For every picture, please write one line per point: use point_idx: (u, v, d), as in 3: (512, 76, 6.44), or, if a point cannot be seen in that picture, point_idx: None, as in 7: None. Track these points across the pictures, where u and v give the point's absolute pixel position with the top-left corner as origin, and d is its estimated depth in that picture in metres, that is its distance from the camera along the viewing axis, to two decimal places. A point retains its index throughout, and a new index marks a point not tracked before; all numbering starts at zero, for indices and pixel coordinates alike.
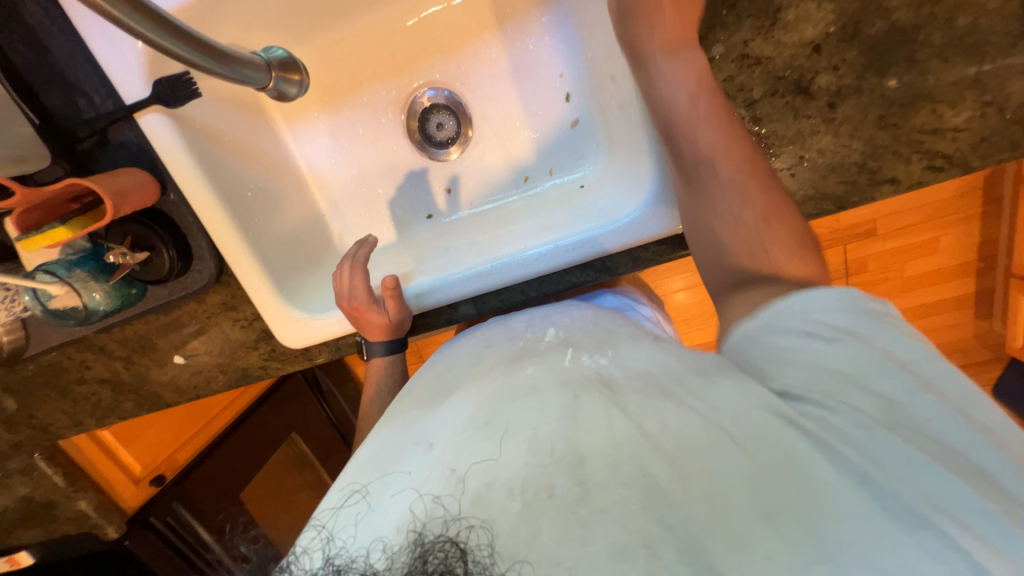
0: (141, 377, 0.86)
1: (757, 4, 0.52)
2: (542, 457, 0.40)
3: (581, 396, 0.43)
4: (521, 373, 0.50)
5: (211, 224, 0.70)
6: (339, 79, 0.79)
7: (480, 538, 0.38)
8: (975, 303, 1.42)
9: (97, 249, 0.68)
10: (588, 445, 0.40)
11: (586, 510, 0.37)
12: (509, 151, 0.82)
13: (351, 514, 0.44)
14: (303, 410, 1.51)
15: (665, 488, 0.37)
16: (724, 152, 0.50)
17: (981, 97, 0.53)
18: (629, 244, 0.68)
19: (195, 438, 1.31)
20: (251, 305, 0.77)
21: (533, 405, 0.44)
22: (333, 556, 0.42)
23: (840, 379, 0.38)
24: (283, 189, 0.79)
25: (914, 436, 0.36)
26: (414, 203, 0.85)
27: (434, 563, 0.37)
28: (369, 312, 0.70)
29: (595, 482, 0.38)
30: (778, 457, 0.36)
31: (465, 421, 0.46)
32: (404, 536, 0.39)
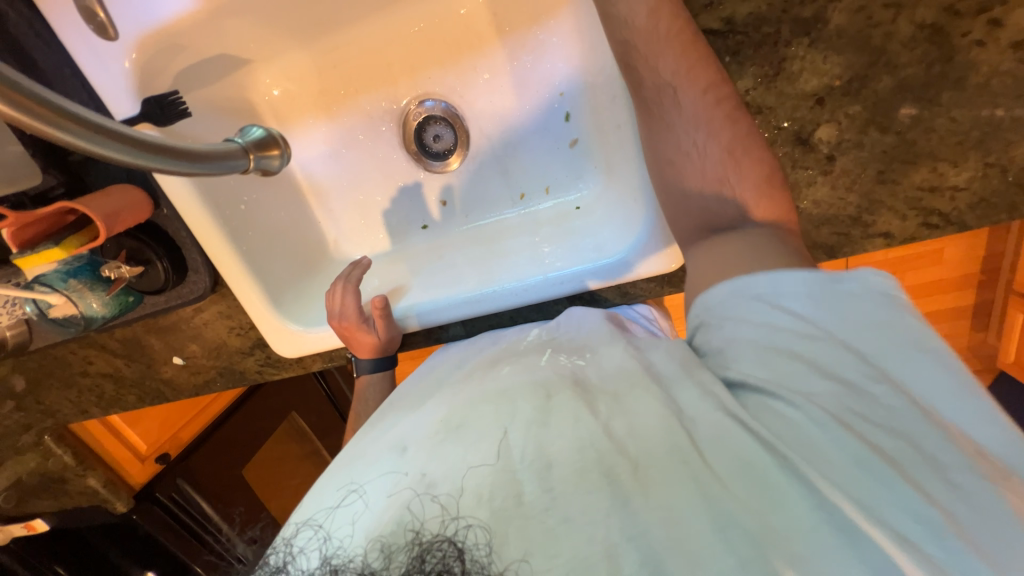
0: (143, 373, 0.89)
1: (761, 52, 0.50)
2: (511, 463, 0.40)
3: (553, 396, 0.44)
4: (495, 375, 0.51)
5: (206, 241, 0.71)
6: (332, 87, 0.77)
7: (478, 537, 0.37)
8: (972, 314, 1.43)
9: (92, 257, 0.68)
10: (559, 453, 0.40)
11: (555, 522, 0.37)
12: (506, 167, 0.80)
13: (348, 513, 0.43)
14: (302, 388, 1.53)
15: (628, 494, 0.37)
16: (684, 78, 0.49)
17: (985, 157, 0.51)
18: (619, 278, 0.69)
19: (196, 420, 1.34)
20: (247, 316, 0.78)
21: (503, 407, 0.44)
22: (330, 556, 0.41)
23: (801, 367, 0.37)
24: (277, 200, 0.79)
25: (885, 438, 0.34)
26: (409, 214, 0.84)
27: (432, 563, 0.37)
28: (358, 331, 0.72)
29: (563, 489, 0.38)
30: (750, 484, 0.35)
31: (437, 425, 0.46)
32: (402, 535, 0.39)
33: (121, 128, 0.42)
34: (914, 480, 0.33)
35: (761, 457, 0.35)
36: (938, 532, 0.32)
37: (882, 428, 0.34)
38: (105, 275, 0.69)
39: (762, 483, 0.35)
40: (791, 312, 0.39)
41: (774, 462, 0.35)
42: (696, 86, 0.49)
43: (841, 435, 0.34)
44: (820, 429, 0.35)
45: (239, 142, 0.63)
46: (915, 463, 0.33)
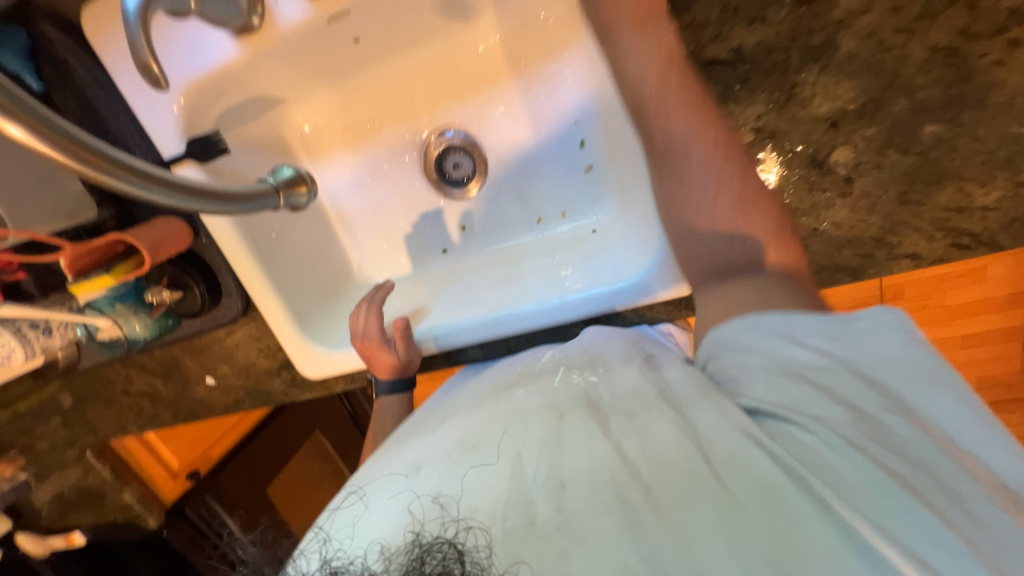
0: (177, 393, 0.93)
1: (772, 78, 0.51)
2: (523, 484, 0.40)
3: (566, 419, 0.43)
4: (511, 397, 0.49)
5: (241, 268, 0.75)
6: (358, 121, 0.81)
7: (477, 539, 0.39)
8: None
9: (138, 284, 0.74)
10: (573, 475, 0.39)
11: (564, 540, 0.36)
12: (523, 194, 0.83)
13: (348, 516, 0.46)
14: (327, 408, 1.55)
15: (639, 515, 0.36)
16: (696, 138, 0.47)
17: (1015, 177, 0.50)
18: (636, 302, 0.69)
19: (225, 437, 1.39)
20: (275, 338, 0.82)
21: (517, 429, 0.44)
22: (330, 558, 0.44)
23: (812, 381, 0.37)
24: (306, 228, 0.83)
25: (900, 463, 0.33)
26: (429, 239, 0.87)
27: (432, 563, 0.39)
28: (379, 352, 0.74)
29: (574, 510, 0.37)
30: (769, 508, 0.34)
31: (451, 444, 0.46)
32: (403, 538, 0.41)
33: (157, 170, 0.45)
34: (941, 508, 0.32)
35: (781, 479, 0.34)
36: (954, 552, 0.31)
37: (904, 445, 0.34)
38: (147, 300, 0.74)
39: (775, 504, 0.34)
40: (807, 345, 0.39)
41: (792, 484, 0.34)
42: (706, 144, 0.47)
43: (868, 463, 0.33)
44: (846, 451, 0.34)
45: (272, 182, 0.67)
46: (938, 483, 0.32)
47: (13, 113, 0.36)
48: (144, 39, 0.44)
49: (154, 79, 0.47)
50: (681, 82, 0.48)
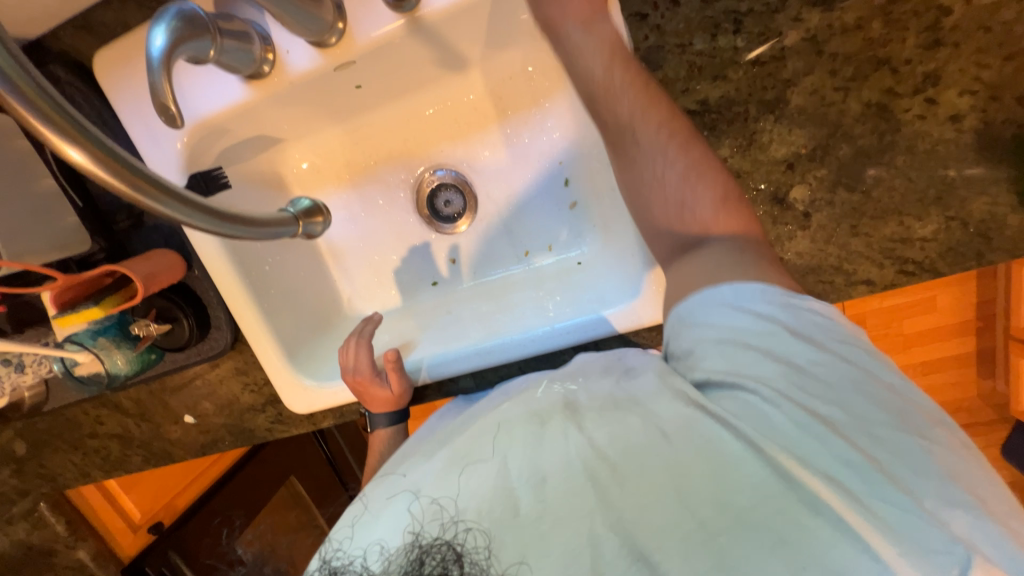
0: (151, 433, 0.89)
1: (735, 126, 0.58)
2: (509, 480, 0.47)
3: (546, 425, 0.50)
4: (499, 410, 0.54)
5: (233, 299, 0.75)
6: (355, 160, 0.85)
7: (477, 541, 0.46)
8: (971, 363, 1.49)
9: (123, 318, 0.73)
10: (551, 469, 0.47)
11: (546, 525, 0.45)
12: (512, 229, 0.87)
13: (351, 519, 0.54)
14: (302, 452, 1.48)
15: (608, 491, 0.45)
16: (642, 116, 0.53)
17: (945, 212, 0.57)
18: (622, 329, 0.72)
19: (193, 485, 1.32)
20: (262, 371, 0.80)
21: (504, 438, 0.50)
22: (333, 557, 0.52)
23: (758, 351, 0.44)
24: (298, 261, 0.84)
25: (828, 410, 0.42)
26: (420, 272, 0.90)
27: (432, 562, 0.46)
28: (372, 385, 0.73)
29: (554, 498, 0.46)
30: (734, 484, 0.42)
31: (445, 458, 0.52)
32: (403, 539, 0.48)
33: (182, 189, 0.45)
34: (858, 452, 0.40)
35: (729, 446, 0.42)
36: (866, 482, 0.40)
37: (822, 398, 0.42)
38: (132, 333, 0.73)
39: (720, 467, 0.42)
40: (752, 309, 0.45)
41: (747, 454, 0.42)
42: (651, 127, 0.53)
43: (795, 413, 0.41)
44: (775, 402, 0.42)
45: (292, 211, 0.77)
46: (847, 424, 0.41)
47: (75, 138, 0.37)
48: (166, 82, 0.47)
49: (169, 118, 0.49)
50: (625, 66, 0.54)
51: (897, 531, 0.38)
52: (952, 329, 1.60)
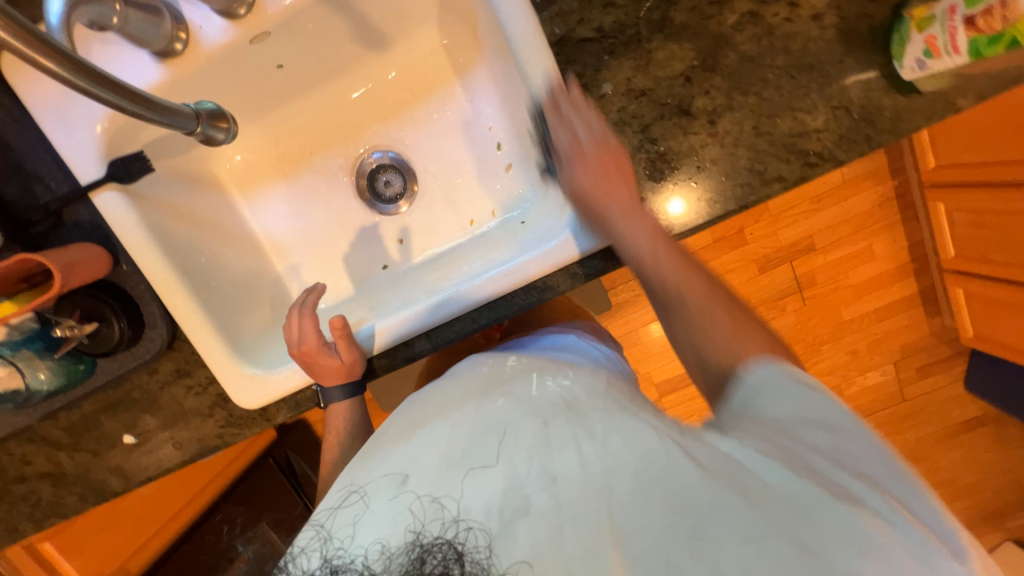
0: (86, 465, 0.81)
1: (630, 49, 0.63)
2: (517, 483, 0.44)
3: (551, 423, 0.48)
4: (493, 404, 0.52)
5: (165, 291, 0.71)
6: (291, 151, 0.87)
7: (477, 540, 0.42)
8: (905, 307, 1.86)
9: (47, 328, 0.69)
10: (561, 468, 0.44)
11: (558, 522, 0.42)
12: (453, 201, 0.90)
13: (349, 514, 0.48)
14: (278, 501, 1.42)
15: (628, 499, 0.41)
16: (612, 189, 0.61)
17: (829, 103, 0.63)
18: (566, 261, 0.70)
19: (143, 549, 1.25)
20: (206, 369, 0.76)
21: (507, 436, 0.48)
22: (330, 556, 0.46)
23: (823, 457, 0.42)
24: (238, 256, 0.83)
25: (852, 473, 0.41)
26: (370, 257, 0.91)
27: (432, 563, 0.42)
28: (320, 355, 0.70)
29: (566, 496, 0.43)
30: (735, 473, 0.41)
31: (444, 451, 0.49)
32: (403, 538, 0.44)
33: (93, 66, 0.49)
34: (833, 447, 0.43)
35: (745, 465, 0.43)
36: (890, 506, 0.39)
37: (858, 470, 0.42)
38: (55, 339, 0.67)
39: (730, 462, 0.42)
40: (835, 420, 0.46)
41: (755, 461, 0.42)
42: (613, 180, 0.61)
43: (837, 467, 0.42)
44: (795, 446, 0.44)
45: (194, 108, 0.68)
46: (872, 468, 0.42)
47: None
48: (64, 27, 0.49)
49: None
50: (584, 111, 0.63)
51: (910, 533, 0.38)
52: (892, 274, 1.83)
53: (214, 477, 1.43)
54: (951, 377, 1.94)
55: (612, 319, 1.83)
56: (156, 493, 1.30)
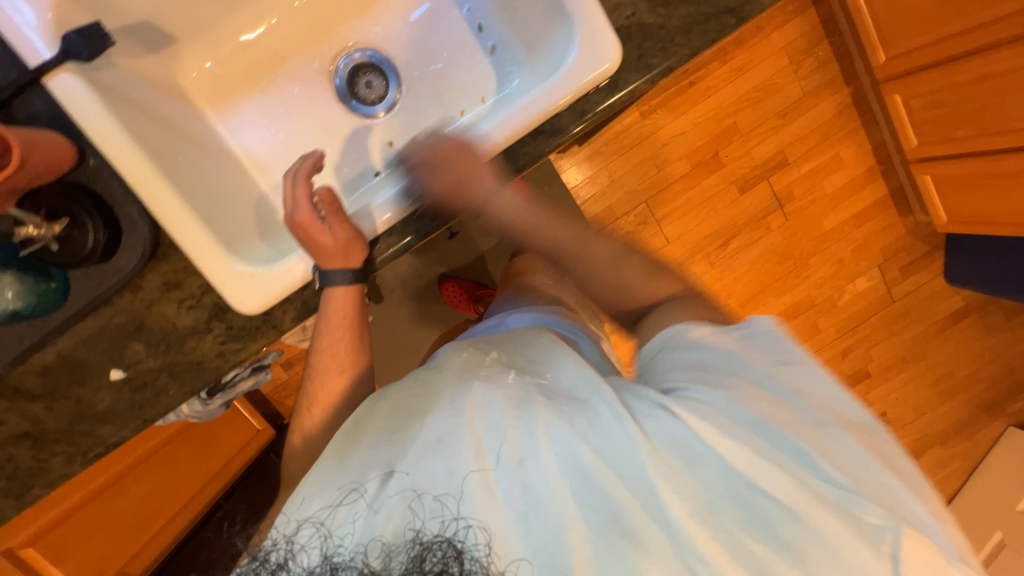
0: (70, 416, 0.72)
1: None
2: (502, 491, 0.43)
3: (527, 413, 0.46)
4: (466, 391, 0.48)
5: (141, 186, 0.64)
6: (263, 60, 0.83)
7: (477, 537, 0.40)
8: (879, 210, 1.92)
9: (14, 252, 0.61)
10: (527, 454, 0.44)
11: (541, 512, 0.42)
12: (441, 93, 0.86)
13: (349, 511, 0.43)
14: None
15: (607, 491, 0.44)
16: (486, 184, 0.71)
17: None
18: (569, 96, 0.66)
19: (150, 545, 1.18)
20: (197, 276, 0.69)
21: (485, 433, 0.45)
22: (330, 554, 0.39)
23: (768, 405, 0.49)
24: (216, 166, 0.77)
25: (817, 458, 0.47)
26: (359, 163, 0.86)
27: (432, 562, 0.37)
28: (314, 227, 0.64)
29: (543, 486, 0.43)
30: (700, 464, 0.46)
31: (421, 443, 0.45)
32: (402, 535, 0.40)
33: None
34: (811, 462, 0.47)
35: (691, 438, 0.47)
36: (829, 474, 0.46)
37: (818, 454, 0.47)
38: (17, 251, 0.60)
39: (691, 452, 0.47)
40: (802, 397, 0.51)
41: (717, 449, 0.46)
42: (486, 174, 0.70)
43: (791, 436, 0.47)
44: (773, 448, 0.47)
45: None
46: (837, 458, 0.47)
47: None
48: None
49: None
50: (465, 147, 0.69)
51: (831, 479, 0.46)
52: (862, 179, 1.89)
53: (217, 474, 1.32)
54: (933, 272, 1.99)
55: None
56: (156, 489, 1.20)
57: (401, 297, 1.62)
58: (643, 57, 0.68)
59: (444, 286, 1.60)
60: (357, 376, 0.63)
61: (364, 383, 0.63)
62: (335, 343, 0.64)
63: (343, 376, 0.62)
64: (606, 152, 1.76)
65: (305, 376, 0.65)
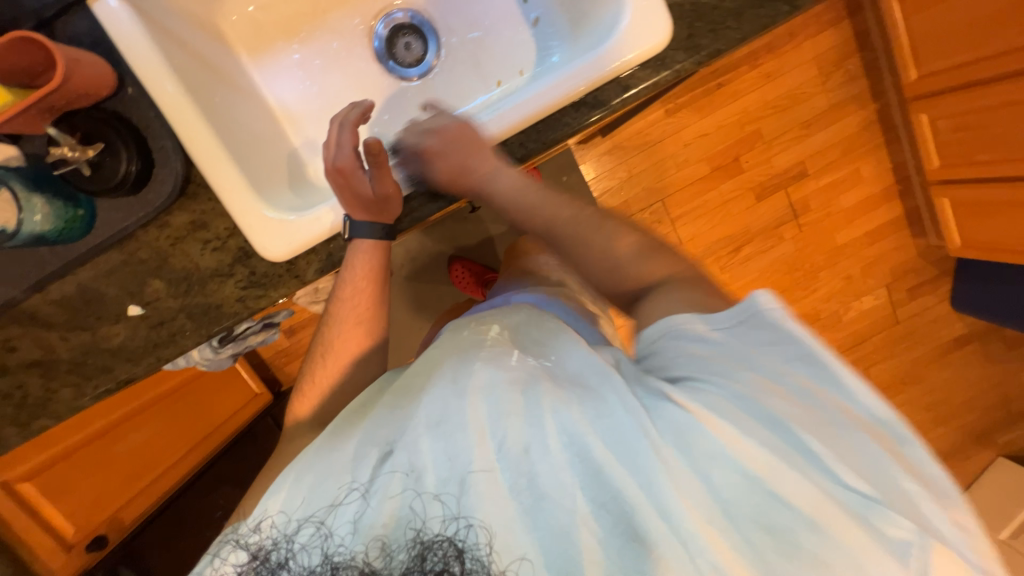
0: (84, 348, 0.71)
1: None
2: (493, 476, 0.42)
3: (529, 396, 0.45)
4: (468, 374, 0.47)
5: (177, 118, 0.64)
6: (303, 8, 0.81)
7: (478, 536, 0.40)
8: (892, 230, 1.91)
9: (48, 175, 0.61)
10: (536, 438, 0.43)
11: (529, 500, 0.41)
12: (479, 62, 0.86)
13: (349, 511, 0.43)
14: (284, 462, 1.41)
15: (601, 475, 0.42)
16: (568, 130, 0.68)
17: None
18: (614, 68, 0.66)
19: (142, 496, 1.17)
20: (225, 218, 0.68)
21: (473, 414, 0.44)
22: (331, 554, 0.40)
23: (793, 401, 0.44)
24: (250, 111, 0.76)
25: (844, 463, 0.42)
26: (392, 126, 0.85)
27: (434, 561, 0.38)
28: (355, 176, 0.63)
29: (542, 473, 0.42)
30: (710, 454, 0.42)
31: (418, 421, 0.45)
32: (403, 534, 0.40)
33: None
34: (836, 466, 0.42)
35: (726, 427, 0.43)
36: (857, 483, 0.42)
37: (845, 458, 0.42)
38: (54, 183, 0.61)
39: (701, 444, 0.42)
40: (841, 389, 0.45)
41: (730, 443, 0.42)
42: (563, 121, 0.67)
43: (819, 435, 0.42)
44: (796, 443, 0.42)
45: None
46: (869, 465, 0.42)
47: None
48: None
49: None
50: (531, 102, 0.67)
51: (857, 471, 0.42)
52: (879, 197, 1.88)
53: (208, 438, 1.30)
54: (941, 297, 1.97)
55: None
56: (154, 439, 1.18)
57: (410, 272, 1.61)
58: (693, 36, 0.67)
59: (454, 266, 1.59)
60: (372, 327, 0.66)
61: (376, 356, 0.66)
62: (356, 294, 0.65)
63: (359, 325, 0.65)
64: (627, 146, 1.74)
65: (320, 322, 0.67)
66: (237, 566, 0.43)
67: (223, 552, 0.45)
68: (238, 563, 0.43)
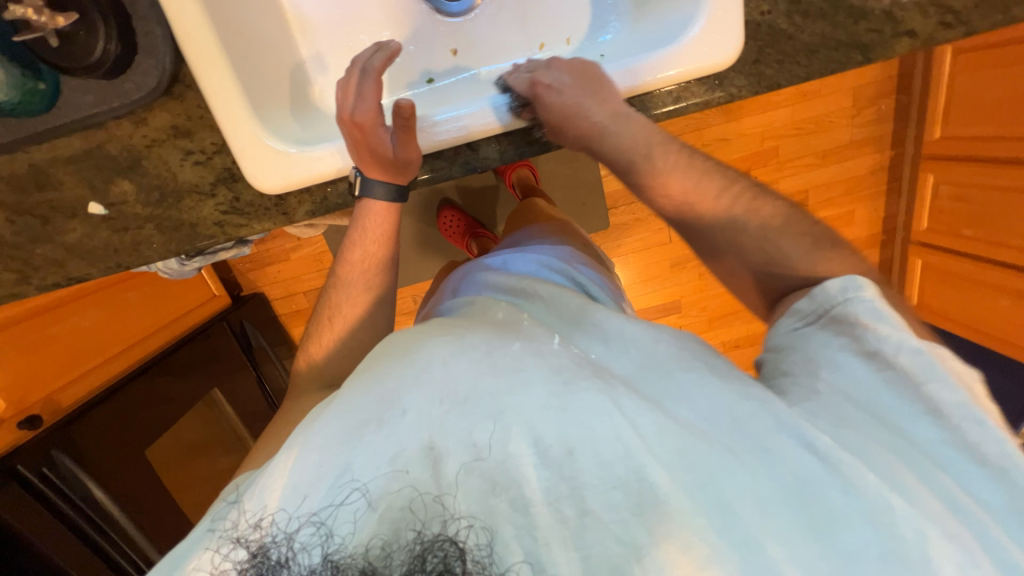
0: (31, 234, 0.64)
1: None
2: (535, 467, 0.38)
3: (572, 385, 0.42)
4: (505, 350, 0.46)
5: (174, 7, 0.56)
6: None
7: (479, 537, 0.36)
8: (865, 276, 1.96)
9: (5, 29, 0.51)
10: (581, 442, 0.39)
11: (575, 518, 0.37)
12: (527, 14, 0.77)
13: (350, 511, 0.37)
14: (233, 373, 1.41)
15: (659, 496, 0.38)
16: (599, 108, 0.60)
17: None
18: (668, 77, 0.62)
19: (82, 380, 1.10)
20: (214, 132, 0.62)
21: (516, 382, 0.42)
22: (331, 553, 0.36)
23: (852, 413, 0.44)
24: (259, 7, 0.66)
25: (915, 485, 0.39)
26: (415, 63, 0.76)
27: (433, 563, 0.34)
28: (372, 131, 0.58)
29: (581, 473, 0.38)
30: (780, 471, 0.40)
31: (440, 392, 0.42)
32: (400, 534, 0.36)
33: None
34: (904, 494, 0.39)
35: (800, 471, 0.39)
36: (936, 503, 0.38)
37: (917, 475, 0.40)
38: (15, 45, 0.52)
39: (763, 452, 0.41)
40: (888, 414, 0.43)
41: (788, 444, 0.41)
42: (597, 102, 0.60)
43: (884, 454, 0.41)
44: (864, 445, 0.41)
45: None
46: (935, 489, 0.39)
47: None
48: None
49: None
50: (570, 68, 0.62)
51: (940, 517, 0.37)
52: (865, 241, 1.91)
53: (156, 332, 1.29)
54: None
55: (604, 241, 1.76)
56: (106, 321, 1.17)
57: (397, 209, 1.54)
58: (759, 62, 0.63)
59: (442, 213, 1.53)
60: (376, 298, 0.63)
61: (383, 312, 0.63)
62: (361, 269, 0.63)
63: (367, 294, 0.62)
64: None
65: (326, 285, 0.64)
66: (237, 566, 0.37)
67: (219, 547, 0.39)
68: (237, 562, 0.37)
